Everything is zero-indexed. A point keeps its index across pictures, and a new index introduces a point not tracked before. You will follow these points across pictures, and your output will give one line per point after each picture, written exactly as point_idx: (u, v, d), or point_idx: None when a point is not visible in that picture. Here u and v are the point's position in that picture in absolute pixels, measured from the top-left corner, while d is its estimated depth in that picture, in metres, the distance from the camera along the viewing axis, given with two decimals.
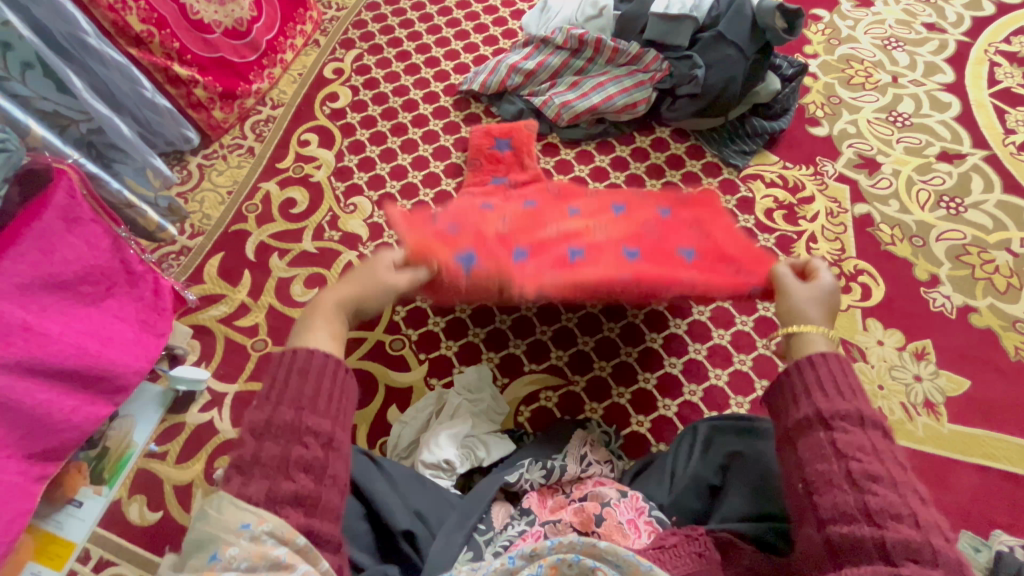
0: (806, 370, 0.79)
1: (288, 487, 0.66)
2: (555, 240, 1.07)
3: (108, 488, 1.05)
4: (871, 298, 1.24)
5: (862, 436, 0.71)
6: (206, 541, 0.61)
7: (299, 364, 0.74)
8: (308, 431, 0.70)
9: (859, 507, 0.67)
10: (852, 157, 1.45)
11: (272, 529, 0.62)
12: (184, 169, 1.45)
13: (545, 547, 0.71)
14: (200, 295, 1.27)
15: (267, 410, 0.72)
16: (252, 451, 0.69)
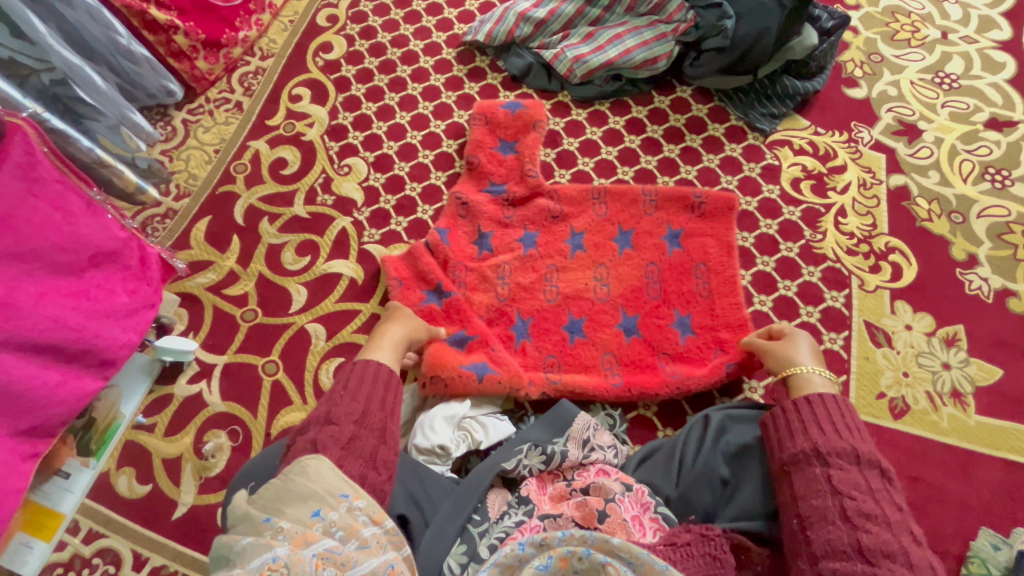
0: (802, 411, 0.85)
1: (373, 478, 0.74)
2: (557, 307, 1.13)
3: (96, 460, 1.02)
4: (901, 278, 1.16)
5: (857, 474, 0.76)
6: (308, 498, 0.65)
7: (384, 376, 0.85)
8: (392, 437, 0.80)
9: (853, 544, 0.69)
10: (891, 122, 1.33)
11: (366, 507, 0.67)
12: (168, 126, 1.35)
13: (556, 537, 0.71)
14: (187, 261, 1.20)
15: (359, 402, 0.80)
16: (349, 435, 0.75)
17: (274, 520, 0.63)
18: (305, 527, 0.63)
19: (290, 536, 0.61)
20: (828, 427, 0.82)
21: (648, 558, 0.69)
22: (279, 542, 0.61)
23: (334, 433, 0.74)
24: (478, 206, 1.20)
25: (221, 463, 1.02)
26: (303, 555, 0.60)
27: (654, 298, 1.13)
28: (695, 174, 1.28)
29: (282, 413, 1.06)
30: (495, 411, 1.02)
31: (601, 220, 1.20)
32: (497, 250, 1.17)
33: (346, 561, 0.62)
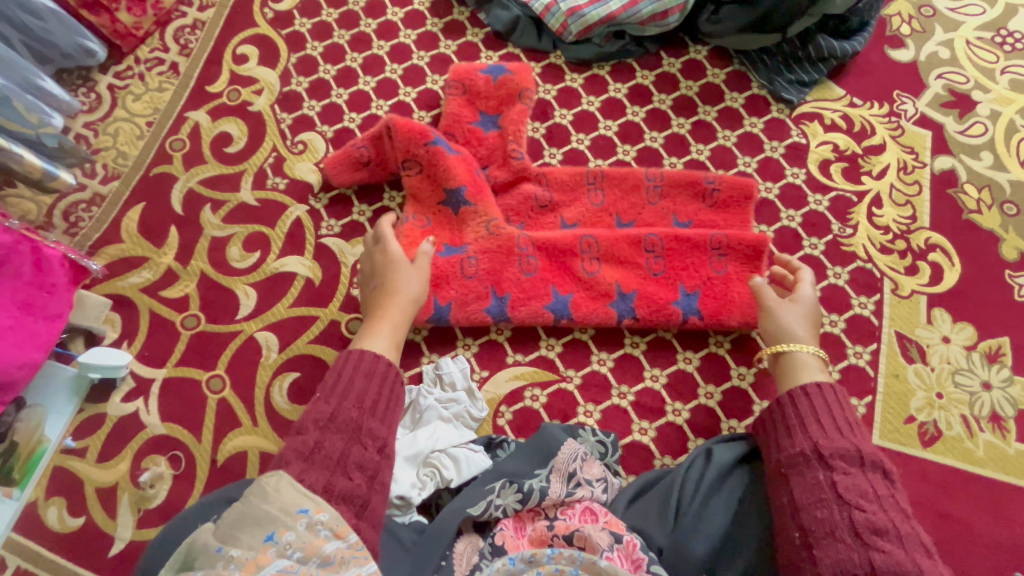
0: (798, 403, 0.78)
1: (344, 483, 0.63)
2: (540, 283, 0.98)
3: (21, 490, 0.90)
4: (941, 282, 1.00)
5: (863, 480, 0.68)
6: (257, 521, 0.54)
7: (364, 367, 0.74)
8: (369, 433, 0.68)
9: (864, 565, 0.61)
10: (940, 92, 1.13)
11: (330, 520, 0.56)
12: (92, 93, 1.16)
13: (544, 554, 0.67)
14: (118, 258, 1.04)
15: (331, 402, 0.69)
16: (314, 442, 0.65)
17: (225, 549, 0.52)
18: (256, 554, 0.52)
19: (240, 565, 0.51)
20: (829, 424, 0.75)
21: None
22: (229, 574, 0.50)
23: (298, 444, 0.64)
24: (445, 166, 1.00)
25: (162, 493, 0.91)
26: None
27: (653, 275, 0.98)
28: (708, 154, 1.09)
29: (229, 436, 0.94)
30: (468, 439, 0.88)
31: (597, 209, 1.03)
32: (473, 211, 1.00)
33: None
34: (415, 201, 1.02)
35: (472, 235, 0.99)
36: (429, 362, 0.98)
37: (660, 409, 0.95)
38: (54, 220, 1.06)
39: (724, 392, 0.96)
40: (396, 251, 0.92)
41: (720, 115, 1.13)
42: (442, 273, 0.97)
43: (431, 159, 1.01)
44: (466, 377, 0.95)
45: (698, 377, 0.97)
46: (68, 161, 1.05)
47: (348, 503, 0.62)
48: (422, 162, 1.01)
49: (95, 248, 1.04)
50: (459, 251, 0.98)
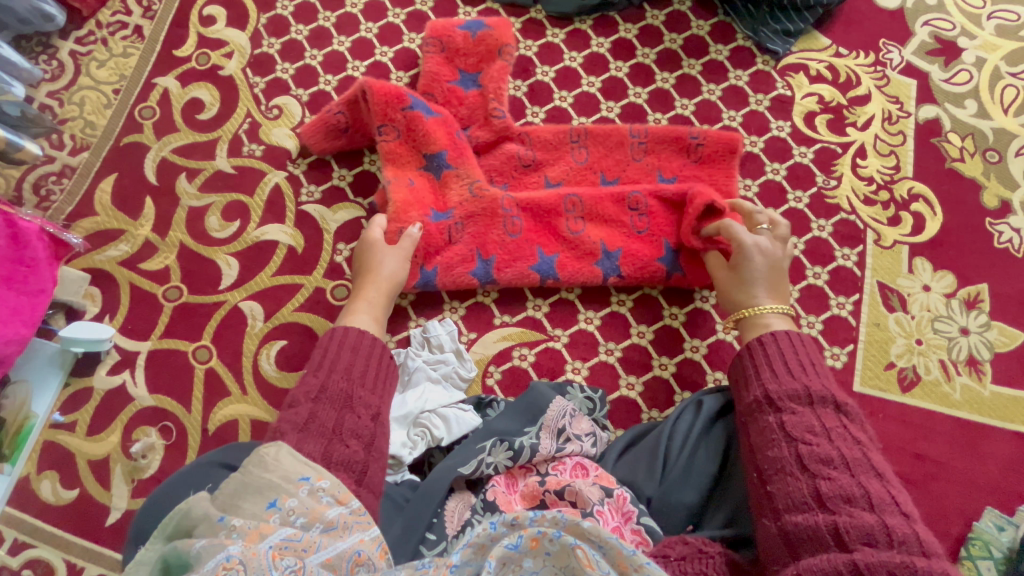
0: (756, 353, 0.78)
1: (342, 450, 0.63)
2: (526, 243, 0.97)
3: (12, 465, 0.90)
4: (923, 231, 1.01)
5: (810, 416, 0.67)
6: (261, 488, 0.55)
7: (350, 340, 0.75)
8: (360, 403, 0.69)
9: (811, 493, 0.61)
10: (927, 39, 1.11)
11: (331, 487, 0.58)
12: (53, 60, 1.11)
13: (527, 517, 0.55)
14: (93, 231, 1.02)
15: (320, 375, 0.70)
16: (307, 413, 0.65)
17: (228, 518, 0.52)
18: (260, 521, 0.53)
19: (243, 534, 0.51)
20: (783, 368, 0.74)
21: (617, 540, 0.54)
22: (232, 541, 0.49)
23: (291, 416, 0.65)
24: (424, 131, 0.97)
25: (154, 463, 0.91)
26: (258, 549, 0.48)
27: (638, 233, 0.98)
28: (693, 109, 1.08)
29: (219, 405, 0.94)
30: (458, 399, 0.89)
31: (581, 167, 1.02)
32: (457, 172, 0.98)
33: (308, 547, 0.52)
34: (387, 155, 0.98)
35: (456, 199, 0.97)
36: (416, 326, 0.98)
37: (646, 364, 0.96)
38: (24, 194, 1.03)
39: (709, 345, 0.97)
40: (376, 235, 0.93)
41: (705, 68, 1.11)
42: (428, 236, 0.95)
43: (409, 124, 0.98)
44: (453, 340, 0.95)
45: (683, 332, 0.98)
46: (34, 130, 1.03)
47: (347, 470, 0.62)
48: (400, 127, 0.98)
49: (68, 221, 1.02)
50: (447, 217, 0.96)
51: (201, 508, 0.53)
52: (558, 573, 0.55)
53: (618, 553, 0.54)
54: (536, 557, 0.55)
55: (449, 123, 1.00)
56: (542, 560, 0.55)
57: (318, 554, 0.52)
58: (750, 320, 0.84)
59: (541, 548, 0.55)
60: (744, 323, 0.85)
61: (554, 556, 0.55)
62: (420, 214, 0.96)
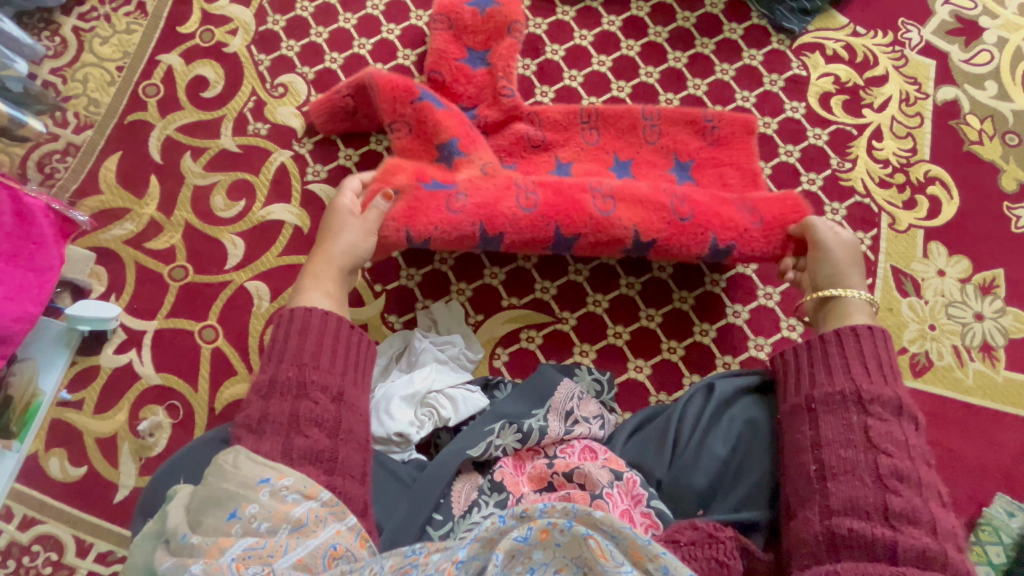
0: (846, 342, 0.73)
1: (302, 442, 0.60)
2: (544, 220, 0.87)
3: (20, 442, 0.91)
4: (939, 215, 0.99)
5: (896, 427, 0.65)
6: (222, 497, 0.53)
7: (297, 322, 0.68)
8: (315, 387, 0.63)
9: (878, 505, 0.60)
10: (947, 19, 1.08)
11: (294, 484, 0.55)
12: (56, 36, 1.09)
13: (538, 508, 0.54)
14: (98, 210, 1.01)
15: (269, 369, 0.65)
16: (259, 412, 0.61)
17: (189, 536, 0.51)
18: (221, 535, 0.51)
19: (203, 550, 0.49)
20: (872, 365, 0.71)
21: (631, 530, 0.53)
22: (192, 560, 0.49)
23: (246, 417, 0.62)
24: (434, 120, 0.94)
25: (162, 442, 0.91)
26: (221, 563, 0.48)
27: (681, 220, 0.87)
28: (705, 90, 1.05)
29: (226, 385, 0.93)
30: (465, 379, 0.89)
31: (592, 148, 1.00)
32: (468, 158, 0.93)
33: (276, 552, 0.51)
34: (399, 151, 0.97)
35: (463, 175, 0.90)
36: (422, 307, 0.97)
37: (655, 346, 0.95)
38: (28, 171, 1.02)
39: (718, 329, 0.96)
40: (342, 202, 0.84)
41: (719, 47, 1.08)
42: (420, 208, 0.86)
43: (419, 116, 0.95)
44: (460, 321, 0.95)
45: (693, 316, 0.97)
46: (36, 107, 1.00)
47: (313, 462, 0.59)
48: (410, 121, 0.96)
49: (73, 199, 1.01)
50: (447, 186, 0.88)
51: (167, 524, 0.52)
52: (569, 565, 0.54)
53: (632, 543, 0.53)
54: (547, 550, 0.54)
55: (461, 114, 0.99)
56: (553, 552, 0.53)
57: (286, 557, 0.51)
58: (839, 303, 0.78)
59: (551, 540, 0.54)
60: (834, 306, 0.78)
61: (565, 547, 0.54)
62: (416, 179, 0.89)
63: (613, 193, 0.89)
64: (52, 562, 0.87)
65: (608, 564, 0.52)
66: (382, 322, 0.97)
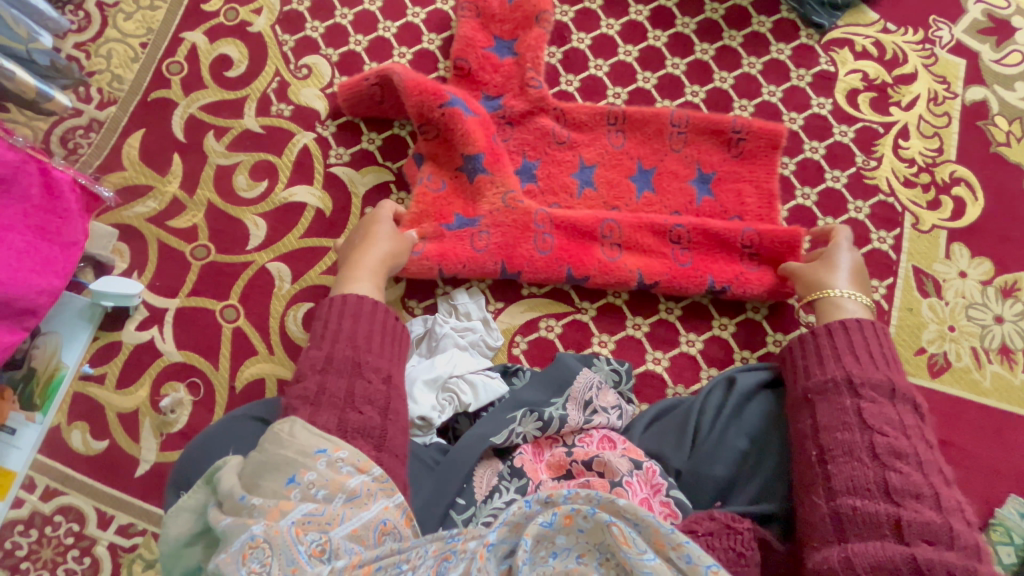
0: (835, 336, 0.77)
1: (355, 417, 0.63)
2: (554, 260, 0.94)
3: (43, 415, 0.92)
4: (963, 216, 0.99)
5: (890, 409, 0.67)
6: (281, 465, 0.56)
7: (350, 308, 0.74)
8: (369, 367, 0.68)
9: (878, 483, 0.61)
10: (979, 17, 1.07)
11: (349, 457, 0.58)
12: (80, 10, 1.09)
13: (561, 494, 0.54)
14: (121, 186, 1.01)
15: (324, 347, 0.69)
16: (316, 385, 0.65)
17: (248, 498, 0.53)
18: (281, 498, 0.54)
19: (265, 512, 0.52)
20: (864, 356, 0.74)
21: (654, 518, 0.53)
22: (254, 520, 0.51)
23: (301, 391, 0.65)
24: (463, 130, 0.94)
25: (183, 418, 0.92)
26: (281, 526, 0.51)
27: (681, 266, 0.94)
28: (732, 83, 1.04)
29: (246, 364, 0.94)
30: (485, 366, 0.89)
31: (617, 152, 1.00)
32: (493, 177, 0.95)
33: (332, 520, 0.54)
34: (431, 156, 0.98)
35: (487, 206, 0.94)
36: (442, 293, 0.97)
37: (673, 339, 0.95)
38: (52, 146, 1.02)
39: (737, 323, 0.96)
40: (383, 212, 0.92)
41: (747, 41, 1.07)
42: (450, 249, 0.93)
43: (446, 121, 0.95)
44: (480, 308, 0.95)
45: (713, 309, 0.96)
46: (61, 81, 1.00)
47: (363, 437, 0.62)
48: (438, 126, 0.96)
49: (96, 175, 1.01)
50: (471, 224, 0.94)
51: (226, 485, 0.55)
52: (592, 550, 0.54)
53: (655, 531, 0.53)
54: (569, 535, 0.55)
55: (492, 120, 0.99)
56: (576, 537, 0.54)
57: (342, 527, 0.54)
58: (826, 302, 0.83)
59: (574, 526, 0.54)
60: (820, 304, 0.84)
61: (588, 533, 0.54)
62: (440, 219, 0.94)
63: (623, 226, 0.95)
64: (75, 533, 0.89)
65: (631, 551, 0.52)
66: (402, 307, 0.97)
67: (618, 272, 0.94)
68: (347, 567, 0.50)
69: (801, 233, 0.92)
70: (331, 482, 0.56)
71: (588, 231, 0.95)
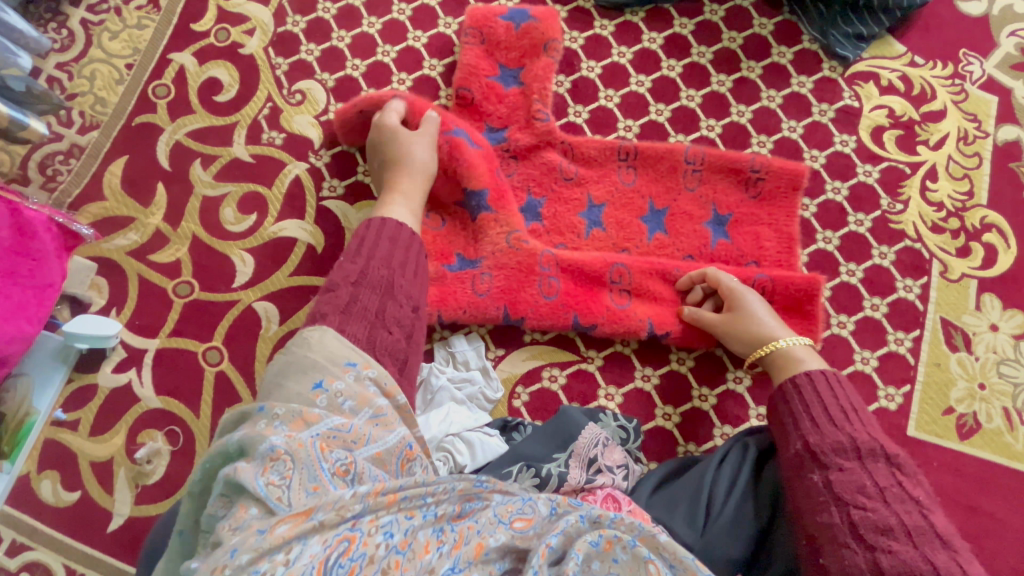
0: (791, 398, 0.74)
1: (384, 336, 0.60)
2: (560, 306, 0.88)
3: (11, 464, 0.86)
4: (994, 265, 0.93)
5: (862, 474, 0.63)
6: (308, 368, 0.54)
7: (387, 231, 0.69)
8: (402, 292, 0.65)
9: (870, 568, 0.56)
10: (1012, 52, 1.01)
11: (378, 376, 0.56)
12: (63, 29, 1.03)
13: (608, 516, 0.51)
14: (100, 218, 0.95)
15: (358, 262, 0.65)
16: (348, 297, 0.61)
17: (269, 406, 0.50)
18: (305, 406, 0.51)
19: (288, 421, 0.49)
20: (827, 414, 0.71)
21: (693, 563, 0.50)
22: (274, 429, 0.47)
23: (331, 299, 0.61)
24: (466, 164, 0.89)
25: (160, 469, 0.86)
26: (303, 440, 0.47)
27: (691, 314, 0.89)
28: (750, 117, 0.99)
29: (229, 411, 0.88)
30: (483, 422, 0.83)
31: (628, 189, 0.94)
32: (496, 215, 0.90)
33: (358, 439, 0.51)
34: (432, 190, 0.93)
35: (488, 247, 0.89)
36: (440, 340, 0.91)
37: (685, 393, 0.89)
38: (29, 173, 0.96)
39: (754, 377, 0.89)
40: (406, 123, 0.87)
41: (766, 72, 1.01)
42: (450, 292, 0.88)
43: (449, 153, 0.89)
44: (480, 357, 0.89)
45: (727, 361, 0.90)
46: (39, 107, 0.95)
47: (390, 357, 0.60)
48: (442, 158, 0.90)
49: (75, 205, 0.95)
50: (472, 267, 0.89)
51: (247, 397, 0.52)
52: None
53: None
54: (603, 563, 0.49)
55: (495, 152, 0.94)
56: (609, 567, 0.49)
57: (367, 448, 0.51)
58: (778, 355, 0.80)
59: (611, 554, 0.50)
60: (772, 358, 0.81)
61: (622, 566, 0.50)
62: (440, 261, 0.89)
63: (631, 269, 0.90)
64: None
65: None
66: None
67: (626, 320, 0.88)
68: (373, 492, 0.45)
69: (820, 281, 0.87)
70: (357, 396, 0.53)
71: (595, 273, 0.89)
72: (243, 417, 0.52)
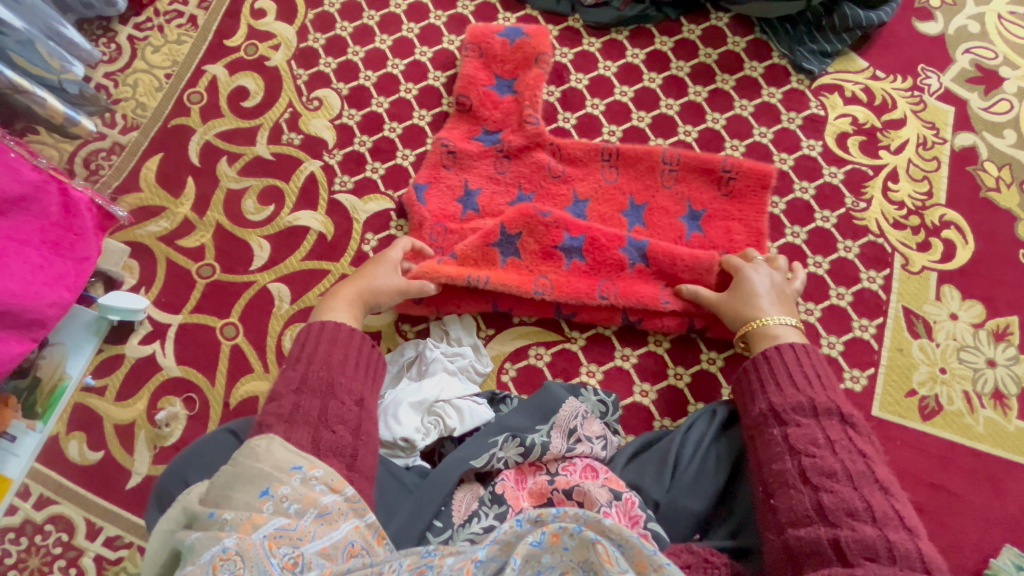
0: (762, 366, 0.79)
1: (328, 436, 0.64)
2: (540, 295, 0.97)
3: (43, 424, 0.94)
4: (953, 259, 0.99)
5: (815, 429, 0.69)
6: (255, 477, 0.56)
7: (327, 333, 0.74)
8: (343, 389, 0.69)
9: (813, 506, 0.62)
10: (967, 67, 1.10)
11: (324, 475, 0.59)
12: (112, 43, 1.17)
13: (550, 513, 0.55)
14: (136, 206, 1.06)
15: (300, 367, 0.69)
16: (291, 405, 0.65)
17: (218, 512, 0.53)
18: (254, 511, 0.54)
19: (237, 525, 0.52)
20: (793, 378, 0.76)
21: (637, 539, 0.54)
22: (226, 533, 0.51)
23: (275, 409, 0.64)
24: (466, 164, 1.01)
25: (176, 432, 0.94)
26: (253, 540, 0.51)
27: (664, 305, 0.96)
28: (724, 124, 1.08)
29: (242, 381, 0.97)
30: (473, 392, 0.90)
31: (609, 186, 1.03)
32: (520, 251, 0.97)
33: (304, 536, 0.54)
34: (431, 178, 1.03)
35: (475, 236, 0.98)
36: (436, 319, 0.99)
37: (660, 372, 0.96)
38: (75, 167, 1.08)
39: (726, 358, 0.96)
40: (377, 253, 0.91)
41: (739, 84, 1.11)
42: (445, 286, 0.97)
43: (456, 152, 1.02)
44: (472, 333, 0.98)
45: (701, 343, 0.97)
46: (88, 108, 1.06)
47: (337, 456, 0.63)
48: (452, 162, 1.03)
49: (114, 195, 1.07)
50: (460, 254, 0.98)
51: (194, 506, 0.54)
52: (578, 567, 0.55)
53: (639, 552, 0.54)
54: (555, 553, 0.55)
55: (489, 150, 1.04)
56: (561, 555, 0.55)
57: (314, 543, 0.54)
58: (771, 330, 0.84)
59: (560, 544, 0.55)
60: (752, 335, 0.85)
61: (573, 551, 0.55)
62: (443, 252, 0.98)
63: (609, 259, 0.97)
64: (63, 543, 0.90)
65: (612, 570, 0.53)
66: (395, 331, 1.00)
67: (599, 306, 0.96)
68: None
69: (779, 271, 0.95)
70: (303, 498, 0.56)
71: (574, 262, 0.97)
72: (192, 519, 0.54)
